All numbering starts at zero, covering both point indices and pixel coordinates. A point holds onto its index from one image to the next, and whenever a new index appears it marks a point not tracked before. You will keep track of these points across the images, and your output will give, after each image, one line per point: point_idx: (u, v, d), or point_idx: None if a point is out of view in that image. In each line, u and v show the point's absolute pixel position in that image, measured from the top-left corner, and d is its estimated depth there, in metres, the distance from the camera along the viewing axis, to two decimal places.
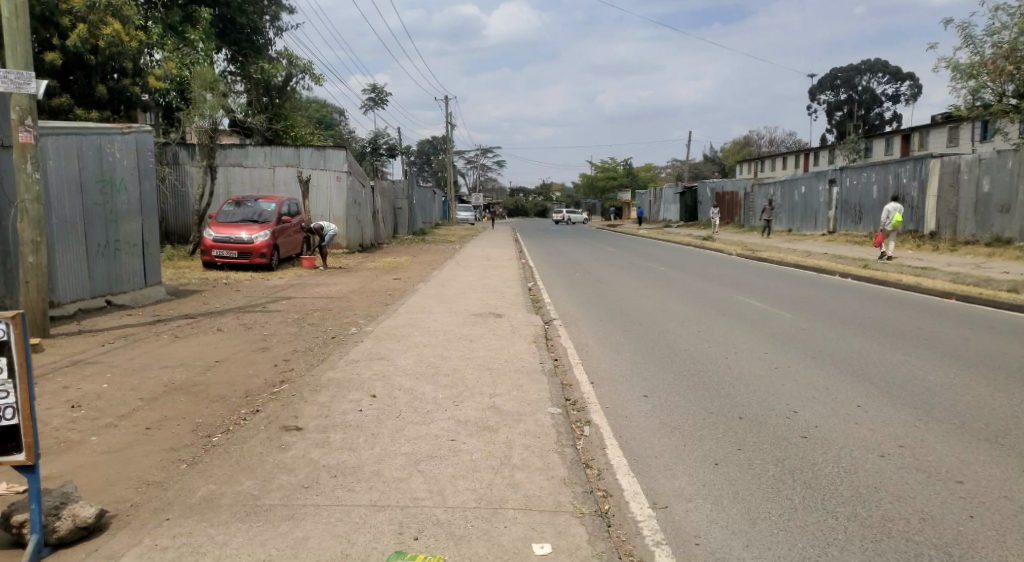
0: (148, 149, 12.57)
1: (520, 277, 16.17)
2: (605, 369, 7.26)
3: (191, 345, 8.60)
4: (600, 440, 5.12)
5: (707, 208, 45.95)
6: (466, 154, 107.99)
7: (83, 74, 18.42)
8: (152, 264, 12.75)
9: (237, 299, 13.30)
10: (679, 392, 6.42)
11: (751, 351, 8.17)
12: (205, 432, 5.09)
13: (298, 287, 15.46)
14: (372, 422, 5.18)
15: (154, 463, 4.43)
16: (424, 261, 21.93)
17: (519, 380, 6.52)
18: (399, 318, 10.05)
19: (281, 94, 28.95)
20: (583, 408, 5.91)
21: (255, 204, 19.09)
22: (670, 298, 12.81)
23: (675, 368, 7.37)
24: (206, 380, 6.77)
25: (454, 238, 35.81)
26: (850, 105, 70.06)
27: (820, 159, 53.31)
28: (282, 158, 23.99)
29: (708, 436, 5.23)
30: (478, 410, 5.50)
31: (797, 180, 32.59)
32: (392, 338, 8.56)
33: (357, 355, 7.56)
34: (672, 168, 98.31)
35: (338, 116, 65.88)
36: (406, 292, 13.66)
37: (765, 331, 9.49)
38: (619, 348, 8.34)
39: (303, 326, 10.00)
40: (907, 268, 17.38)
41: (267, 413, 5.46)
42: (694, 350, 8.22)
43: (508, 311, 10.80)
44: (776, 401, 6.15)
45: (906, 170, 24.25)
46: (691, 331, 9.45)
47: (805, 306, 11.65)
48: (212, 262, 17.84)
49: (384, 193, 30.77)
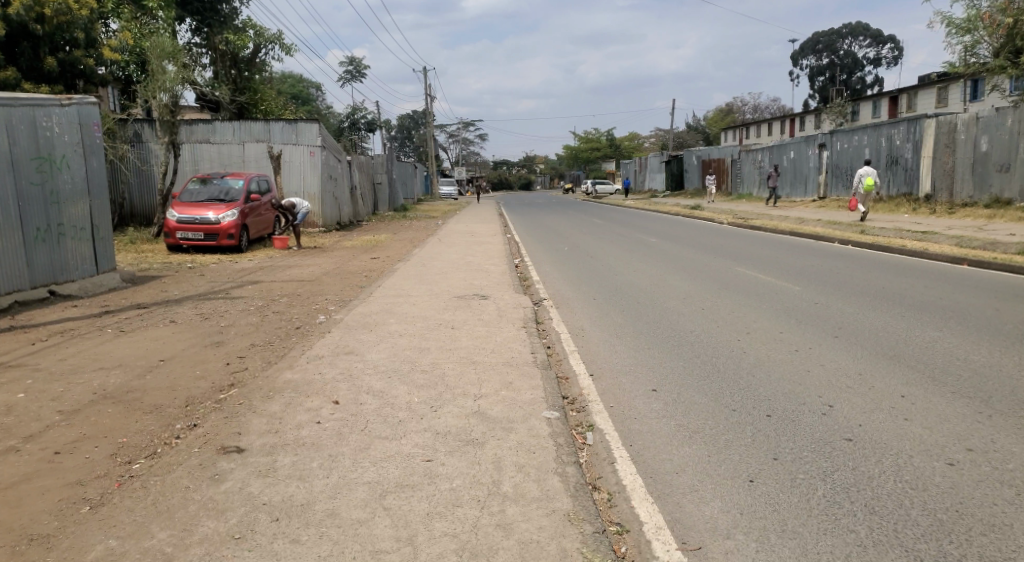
0: (94, 123, 11.40)
1: (504, 253, 15.26)
2: (605, 359, 6.40)
3: (136, 340, 7.64)
4: (607, 452, 4.27)
5: (694, 178, 45.17)
6: (448, 129, 106.18)
7: (30, 46, 16.96)
8: (104, 249, 11.67)
9: (200, 285, 12.28)
10: (692, 386, 5.51)
11: (763, 331, 7.30)
12: (127, 456, 4.18)
13: (269, 270, 14.41)
14: (332, 439, 4.28)
15: (49, 506, 3.52)
16: (405, 238, 20.89)
17: (508, 376, 5.62)
18: (373, 303, 9.09)
19: (249, 67, 27.35)
20: (586, 410, 5.01)
21: (222, 181, 17.96)
22: (667, 273, 11.90)
23: (682, 355, 6.48)
24: (145, 384, 5.84)
25: (437, 213, 34.76)
26: (828, 71, 69.36)
27: (805, 125, 52.52)
28: (251, 133, 22.96)
29: (735, 445, 4.35)
30: (459, 418, 4.61)
31: (787, 145, 31.77)
32: (365, 328, 7.60)
33: (323, 349, 6.61)
34: (656, 137, 97.20)
35: (316, 91, 64.04)
36: (384, 273, 12.70)
37: (775, 308, 8.56)
38: (618, 333, 7.44)
39: (266, 314, 9.01)
40: (907, 233, 16.65)
41: (205, 428, 4.53)
42: (701, 333, 7.33)
43: (493, 292, 9.87)
44: (806, 393, 5.24)
45: (899, 132, 23.51)
46: (694, 310, 8.55)
47: (814, 278, 10.69)
48: (177, 245, 16.79)
49: (362, 168, 29.55)
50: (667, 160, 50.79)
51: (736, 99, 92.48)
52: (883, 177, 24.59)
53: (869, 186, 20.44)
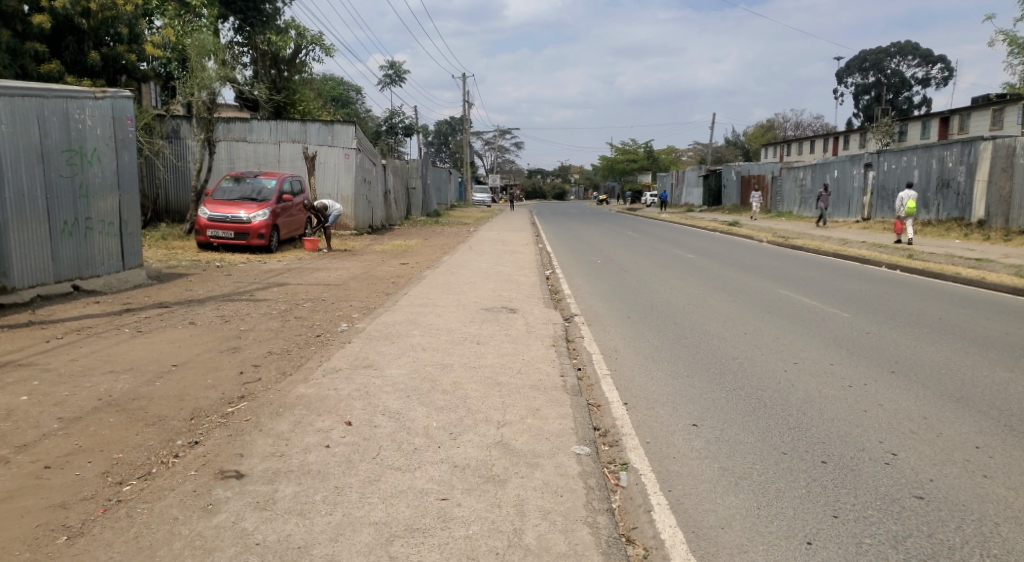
0: (127, 118, 11.32)
1: (536, 264, 14.88)
2: (641, 386, 5.98)
3: (153, 342, 7.38)
4: (644, 496, 3.88)
5: (733, 194, 44.32)
6: (484, 136, 106.22)
7: (74, 40, 17.10)
8: (132, 245, 11.56)
9: (226, 284, 12.09)
10: (736, 422, 5.07)
11: (812, 361, 6.83)
12: (119, 475, 3.85)
13: (297, 271, 14.21)
14: (340, 467, 3.92)
15: (25, 533, 3.18)
16: (436, 245, 20.59)
17: (535, 401, 5.21)
18: (397, 313, 8.74)
19: (290, 67, 27.41)
20: (618, 445, 4.59)
21: (255, 180, 17.88)
22: (705, 292, 11.41)
23: (724, 385, 6.04)
24: (153, 391, 5.53)
25: (468, 220, 34.52)
26: (875, 90, 67.82)
27: (849, 144, 51.24)
28: (288, 133, 23.10)
29: (787, 497, 3.92)
30: (481, 449, 4.22)
31: (830, 164, 30.90)
32: (387, 339, 7.25)
33: (340, 361, 6.25)
34: (693, 152, 96.06)
35: (356, 95, 64.50)
36: (412, 280, 12.37)
37: (823, 335, 8.07)
38: (654, 357, 7.01)
39: (288, 320, 8.71)
40: (959, 259, 15.88)
41: (207, 447, 4.19)
42: (745, 360, 6.89)
43: (523, 306, 9.46)
44: (864, 436, 4.79)
45: (952, 154, 22.61)
46: (735, 334, 8.10)
47: (862, 304, 10.14)
48: (208, 243, 16.72)
49: (397, 172, 29.43)
50: (705, 174, 49.91)
51: (778, 116, 91.05)
52: (932, 200, 23.69)
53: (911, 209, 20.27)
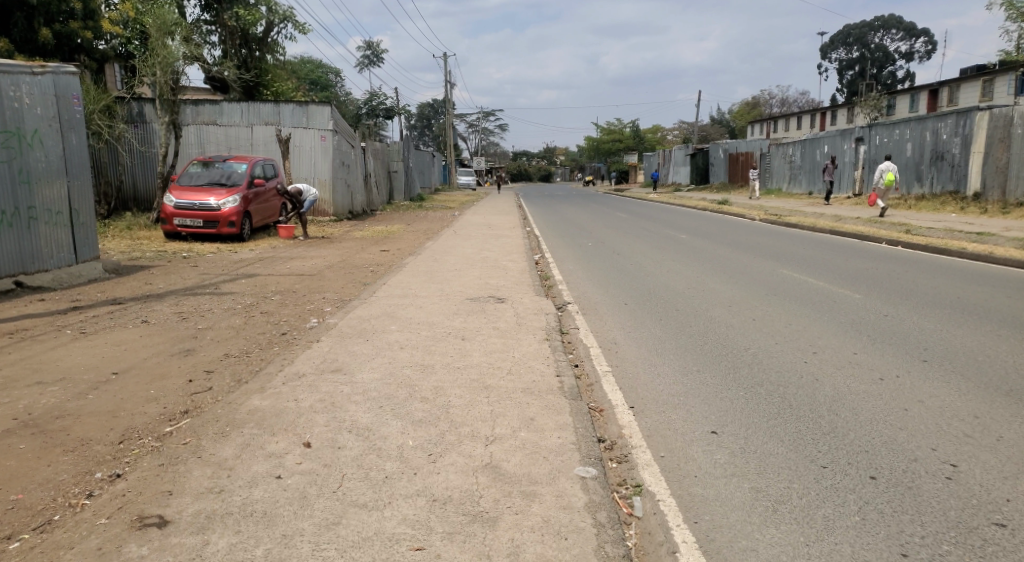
0: (73, 96, 10.41)
1: (523, 248, 14.14)
2: (647, 387, 5.24)
3: (95, 344, 6.57)
4: (666, 530, 3.15)
5: (721, 172, 43.69)
6: (467, 119, 104.85)
7: (24, 16, 16.09)
8: (85, 235, 10.72)
9: (190, 276, 11.22)
10: (762, 430, 4.33)
11: (832, 350, 6.12)
12: (11, 524, 3.08)
13: (269, 261, 13.38)
14: (294, 506, 3.18)
15: None
16: (419, 229, 19.78)
17: (528, 409, 4.47)
18: (373, 305, 7.97)
19: (261, 46, 26.28)
20: (629, 463, 3.88)
21: (225, 165, 16.95)
22: (704, 275, 10.71)
23: (741, 382, 5.31)
24: (81, 407, 4.74)
25: (453, 204, 33.56)
26: (860, 64, 67.24)
27: (837, 118, 50.77)
28: (260, 116, 21.71)
29: (838, 528, 3.13)
30: (467, 475, 3.51)
31: (820, 139, 30.29)
32: (361, 336, 6.48)
33: (306, 365, 5.48)
34: (679, 131, 95.53)
35: (335, 78, 63.20)
36: (391, 268, 11.59)
37: (839, 320, 7.34)
38: (659, 350, 6.29)
39: (253, 315, 7.92)
40: (961, 233, 15.31)
41: (131, 481, 3.43)
42: (759, 351, 6.18)
43: (512, 294, 8.70)
44: (911, 443, 4.00)
45: (947, 125, 22.03)
46: (744, 321, 7.40)
47: (872, 284, 9.48)
48: (175, 232, 15.84)
49: (376, 155, 28.45)
50: (692, 153, 49.27)
51: (763, 93, 90.41)
52: (926, 173, 23.14)
53: (890, 181, 20.34)
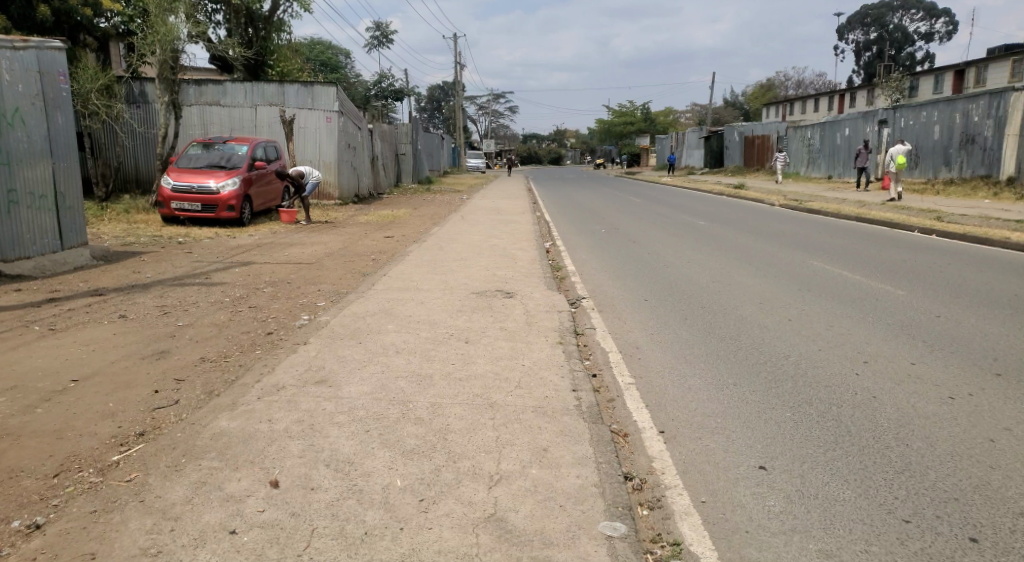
0: (58, 72, 9.76)
1: (533, 235, 13.44)
2: (677, 405, 4.54)
3: (59, 344, 5.91)
4: None
5: (736, 155, 42.61)
6: (477, 101, 103.59)
7: None
8: (72, 220, 10.12)
9: (182, 264, 10.56)
10: (820, 466, 3.63)
11: (886, 360, 5.39)
12: None
13: (267, 247, 12.75)
14: None
15: None
16: (426, 214, 19.07)
17: (540, 436, 3.79)
18: (370, 300, 7.29)
19: (267, 25, 25.30)
20: (663, 510, 3.22)
21: (224, 146, 16.29)
22: (728, 267, 9.92)
23: (785, 401, 4.60)
24: (22, 426, 4.08)
25: (462, 187, 32.79)
26: (878, 45, 65.57)
27: (856, 100, 49.50)
28: (264, 96, 21.06)
29: None
30: (467, 533, 2.84)
31: (841, 121, 29.21)
32: (353, 338, 5.79)
33: (288, 374, 4.81)
34: (692, 113, 94.06)
35: (344, 59, 62.39)
36: (394, 257, 10.91)
37: (886, 322, 6.61)
38: (687, 357, 5.59)
39: (239, 311, 7.25)
40: (996, 221, 14.48)
41: (49, 539, 2.77)
42: (802, 360, 5.46)
43: (522, 289, 7.98)
44: (1008, 490, 3.31)
45: (978, 107, 21.06)
46: (779, 322, 6.68)
47: (914, 279, 8.68)
48: (173, 216, 15.22)
49: (384, 136, 27.69)
50: (707, 135, 48.19)
51: (778, 75, 88.72)
52: (954, 157, 22.15)
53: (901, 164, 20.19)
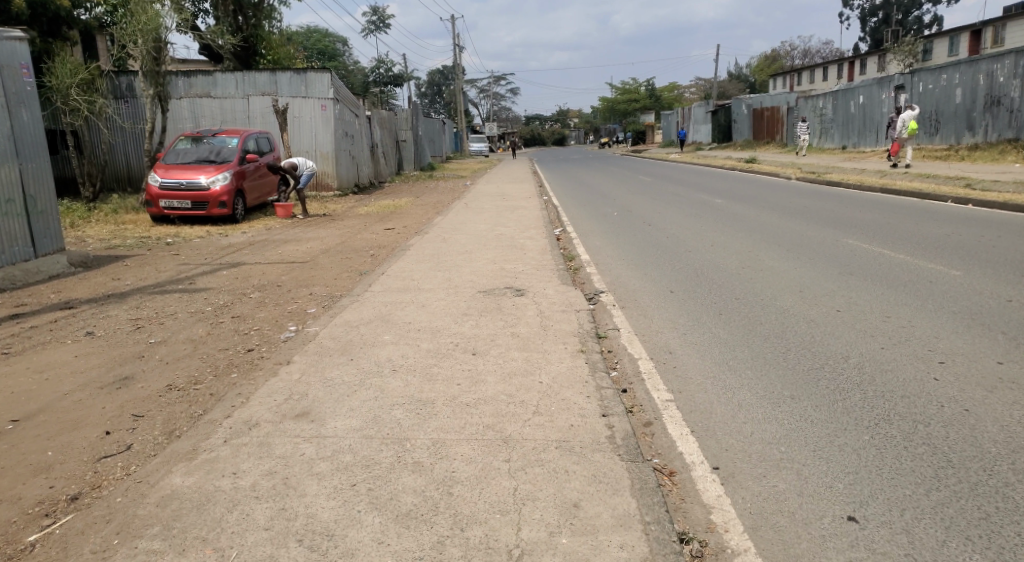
0: (21, 65, 9.01)
1: (541, 221, 12.62)
2: (731, 430, 3.75)
3: (9, 372, 5.18)
4: None
5: (744, 129, 41.48)
6: (479, 84, 102.23)
7: None
8: (46, 225, 9.41)
9: (166, 268, 9.85)
10: (926, 514, 2.85)
11: (967, 360, 4.57)
12: None
13: (260, 245, 12.02)
14: None
15: None
16: (428, 202, 18.28)
17: (569, 486, 3.03)
18: (365, 305, 6.54)
19: (257, 12, 24.22)
20: None
21: (214, 139, 15.50)
22: (756, 249, 9.08)
23: (859, 419, 3.79)
24: None
25: (465, 172, 31.92)
26: (885, 11, 63.92)
27: (867, 67, 48.14)
28: (256, 85, 19.81)
29: None
30: None
31: (855, 88, 28.09)
32: (344, 354, 5.04)
33: (264, 406, 4.06)
34: (697, 88, 92.46)
35: (342, 46, 61.42)
36: (393, 251, 10.16)
37: (951, 310, 5.78)
38: (731, 363, 4.81)
39: (221, 322, 6.51)
40: None
41: None
42: (866, 363, 4.66)
43: (533, 285, 7.21)
44: None
45: (1004, 66, 19.98)
46: (828, 315, 5.86)
47: (967, 256, 7.83)
48: (163, 215, 14.48)
49: (383, 123, 26.78)
50: (714, 109, 47.06)
51: (783, 45, 86.98)
52: (978, 121, 21.08)
53: (913, 131, 19.39)
